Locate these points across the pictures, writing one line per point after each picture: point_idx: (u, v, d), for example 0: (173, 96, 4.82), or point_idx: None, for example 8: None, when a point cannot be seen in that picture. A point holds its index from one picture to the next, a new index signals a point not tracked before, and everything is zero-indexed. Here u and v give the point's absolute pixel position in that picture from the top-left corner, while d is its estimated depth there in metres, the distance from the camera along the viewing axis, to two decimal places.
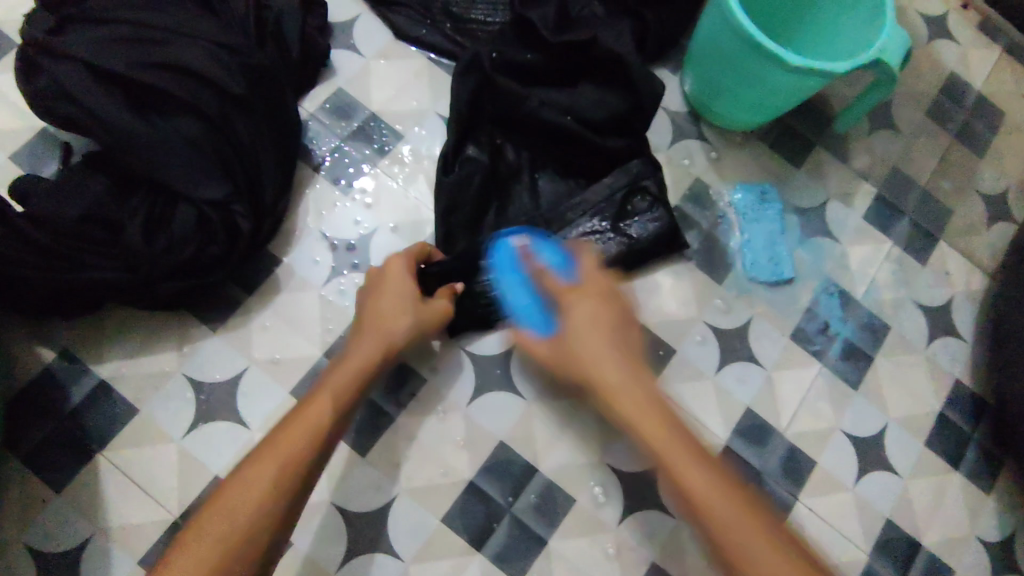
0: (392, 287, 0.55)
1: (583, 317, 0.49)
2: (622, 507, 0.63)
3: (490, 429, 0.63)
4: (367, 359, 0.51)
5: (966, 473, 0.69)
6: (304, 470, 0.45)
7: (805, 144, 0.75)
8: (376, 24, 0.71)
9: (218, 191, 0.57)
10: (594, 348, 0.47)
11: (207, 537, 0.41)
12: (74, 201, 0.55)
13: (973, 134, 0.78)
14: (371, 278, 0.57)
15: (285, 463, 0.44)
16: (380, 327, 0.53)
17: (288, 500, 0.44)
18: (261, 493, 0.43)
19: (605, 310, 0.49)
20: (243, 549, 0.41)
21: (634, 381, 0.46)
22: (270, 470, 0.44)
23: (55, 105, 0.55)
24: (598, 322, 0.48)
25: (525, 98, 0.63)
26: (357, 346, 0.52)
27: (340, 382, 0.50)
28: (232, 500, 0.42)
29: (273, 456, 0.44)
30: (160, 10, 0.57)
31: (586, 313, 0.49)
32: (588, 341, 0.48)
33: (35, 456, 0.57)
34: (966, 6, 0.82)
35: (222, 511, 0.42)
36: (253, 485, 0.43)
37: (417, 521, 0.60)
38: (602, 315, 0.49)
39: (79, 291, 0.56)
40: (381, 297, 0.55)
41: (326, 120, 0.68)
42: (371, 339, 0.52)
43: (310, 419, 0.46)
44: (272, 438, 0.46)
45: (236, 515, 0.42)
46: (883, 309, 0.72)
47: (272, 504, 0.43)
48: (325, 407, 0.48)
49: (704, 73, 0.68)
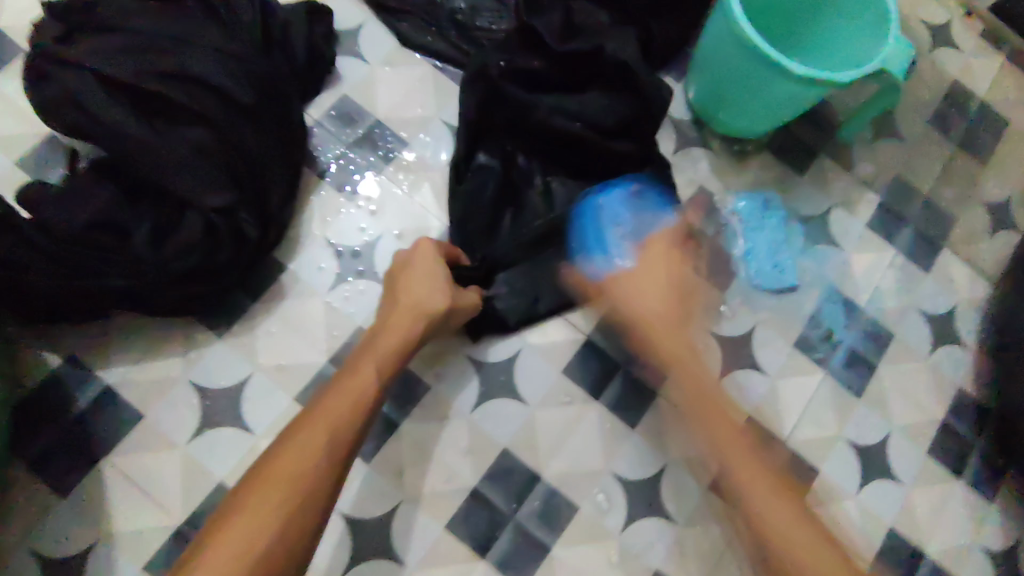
0: (420, 267, 0.57)
1: (654, 263, 0.57)
2: (625, 514, 0.63)
3: (494, 436, 0.63)
4: (402, 335, 0.54)
5: (969, 481, 0.69)
6: (350, 437, 0.48)
7: (809, 152, 0.75)
8: (381, 31, 0.72)
9: (225, 199, 0.57)
10: (650, 294, 0.57)
11: (268, 502, 0.43)
12: (82, 204, 0.54)
13: (977, 142, 0.79)
14: (398, 261, 0.59)
15: (334, 429, 0.47)
16: (412, 304, 0.55)
17: (338, 464, 0.47)
18: (316, 456, 0.46)
19: (671, 266, 0.57)
20: (302, 511, 0.44)
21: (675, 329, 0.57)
22: (322, 435, 0.47)
23: (64, 112, 0.55)
24: (663, 268, 0.57)
25: (536, 105, 0.63)
26: (388, 324, 0.55)
27: (376, 358, 0.52)
28: (289, 462, 0.45)
29: (322, 422, 0.47)
30: (169, 19, 0.57)
31: (662, 257, 0.57)
32: (645, 290, 0.57)
33: (40, 462, 0.58)
34: (970, 13, 0.82)
35: (281, 472, 0.45)
36: (308, 449, 0.46)
37: (421, 528, 0.60)
38: (674, 266, 0.58)
39: (85, 297, 0.56)
40: (411, 276, 0.56)
41: (332, 127, 0.68)
42: (404, 317, 0.55)
43: (354, 391, 0.50)
44: (319, 407, 0.48)
45: (295, 474, 0.45)
46: (886, 317, 0.72)
47: (324, 466, 0.46)
48: (368, 382, 0.51)
49: (708, 79, 0.68)
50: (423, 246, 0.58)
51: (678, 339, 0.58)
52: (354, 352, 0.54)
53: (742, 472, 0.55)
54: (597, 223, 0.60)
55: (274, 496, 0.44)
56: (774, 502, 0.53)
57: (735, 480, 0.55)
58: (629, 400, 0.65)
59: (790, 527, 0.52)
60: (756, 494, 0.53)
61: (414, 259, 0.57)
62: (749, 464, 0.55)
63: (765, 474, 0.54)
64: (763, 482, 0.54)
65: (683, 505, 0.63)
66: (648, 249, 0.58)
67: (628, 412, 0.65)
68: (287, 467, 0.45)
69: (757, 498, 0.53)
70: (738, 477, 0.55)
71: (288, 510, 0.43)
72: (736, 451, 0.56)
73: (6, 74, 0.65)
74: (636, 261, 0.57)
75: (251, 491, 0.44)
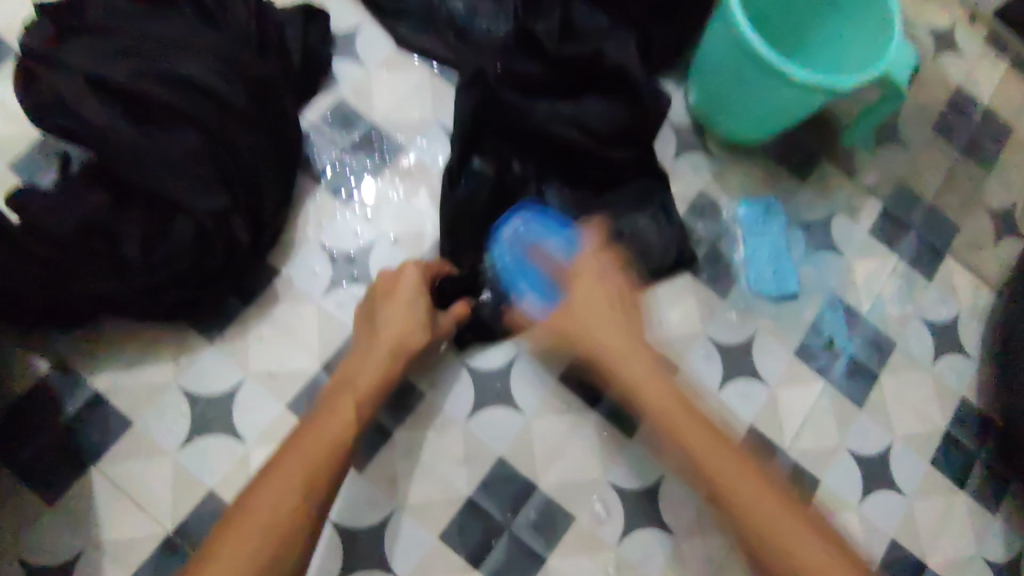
0: (403, 293, 0.57)
1: (588, 297, 0.56)
2: (623, 524, 0.62)
3: (489, 445, 0.62)
4: (385, 369, 0.54)
5: (973, 493, 0.68)
6: (328, 479, 0.47)
7: (810, 158, 0.74)
8: (378, 34, 0.71)
9: (216, 204, 0.56)
10: (604, 327, 0.55)
11: (246, 537, 0.43)
12: (70, 207, 0.53)
13: (980, 148, 0.78)
14: (381, 285, 0.58)
15: (312, 470, 0.46)
16: (393, 334, 0.55)
17: (315, 506, 0.46)
18: (291, 502, 0.45)
19: (610, 288, 0.57)
20: (283, 546, 0.43)
21: (634, 358, 0.55)
22: (297, 478, 0.46)
23: (52, 113, 0.54)
24: (606, 306, 0.56)
25: (533, 110, 0.63)
26: (370, 354, 0.55)
27: (357, 393, 0.52)
28: (260, 510, 0.44)
29: (297, 462, 0.46)
30: (163, 23, 0.57)
31: (588, 298, 0.56)
32: (599, 313, 0.55)
33: (28, 468, 0.57)
34: (974, 19, 0.81)
35: (254, 520, 0.44)
36: (281, 494, 0.45)
37: (415, 538, 0.59)
38: (602, 291, 0.56)
39: (76, 301, 0.56)
40: (394, 303, 0.56)
41: (327, 130, 0.68)
42: (384, 347, 0.55)
43: (333, 427, 0.49)
44: (295, 446, 0.48)
45: (268, 522, 0.44)
46: (888, 325, 0.71)
47: (300, 513, 0.45)
48: (349, 411, 0.50)
49: (707, 84, 0.67)
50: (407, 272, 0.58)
51: (622, 339, 0.55)
52: (335, 385, 0.54)
53: (677, 423, 0.53)
54: (521, 254, 0.61)
55: (252, 531, 0.43)
56: (744, 476, 0.50)
57: (696, 452, 0.51)
58: None
59: (759, 503, 0.49)
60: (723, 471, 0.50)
61: (396, 285, 0.57)
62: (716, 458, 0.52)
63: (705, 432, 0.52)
64: (702, 433, 0.52)
65: (681, 515, 0.62)
66: (575, 279, 0.57)
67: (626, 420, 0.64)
68: (265, 502, 0.44)
69: (723, 468, 0.51)
70: (726, 487, 0.50)
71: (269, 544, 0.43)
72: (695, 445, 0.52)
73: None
74: (575, 291, 0.57)
75: (221, 539, 0.43)
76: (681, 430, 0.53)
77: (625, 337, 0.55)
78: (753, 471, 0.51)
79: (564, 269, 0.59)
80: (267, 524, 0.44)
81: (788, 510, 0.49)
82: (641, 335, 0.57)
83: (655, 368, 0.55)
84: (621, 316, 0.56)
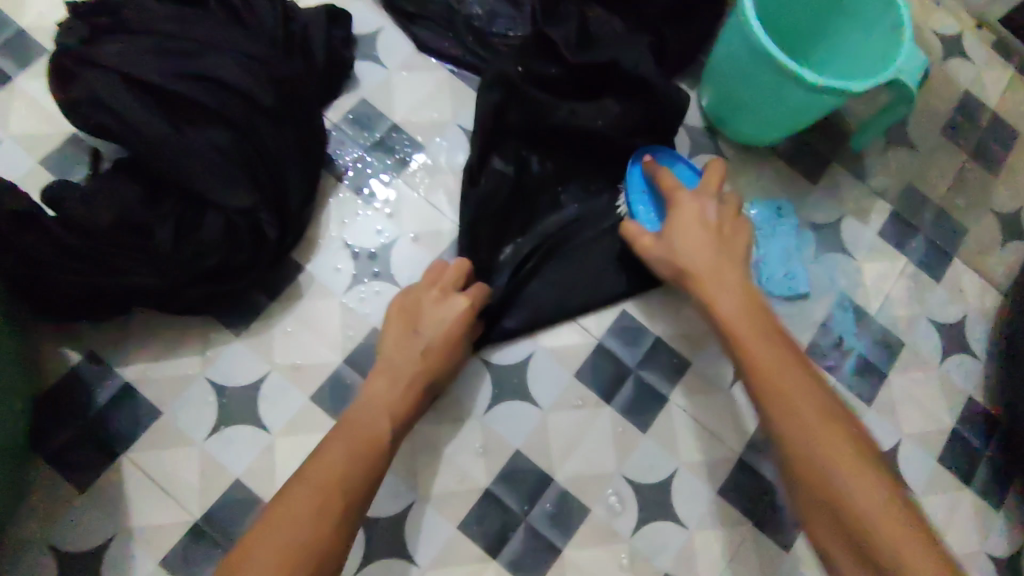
0: (448, 320, 0.58)
1: (691, 217, 0.59)
2: (637, 517, 0.63)
3: (508, 438, 0.64)
4: (417, 391, 0.55)
5: (979, 490, 0.69)
6: (362, 491, 0.48)
7: (821, 161, 0.75)
8: (399, 36, 0.73)
9: (245, 200, 0.58)
10: (689, 240, 0.58)
11: (279, 535, 0.44)
12: (104, 204, 0.54)
13: (987, 152, 0.79)
14: (427, 305, 0.58)
15: (350, 481, 0.48)
16: (434, 360, 0.56)
17: (349, 518, 0.47)
18: (332, 510, 0.46)
19: (705, 219, 0.58)
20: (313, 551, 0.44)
21: (722, 270, 0.56)
22: (336, 488, 0.47)
23: (87, 111, 0.56)
24: (694, 225, 0.58)
25: (557, 108, 0.65)
26: (405, 373, 0.55)
27: (391, 410, 0.53)
28: (302, 517, 0.45)
29: (337, 472, 0.48)
30: (196, 24, 0.59)
31: (692, 216, 0.59)
32: (689, 233, 0.58)
33: (60, 456, 0.58)
34: (981, 26, 0.83)
35: (285, 518, 0.45)
36: (323, 502, 0.46)
37: (433, 528, 0.61)
38: (704, 218, 0.59)
39: (111, 294, 0.57)
40: (439, 328, 0.57)
41: (349, 130, 0.69)
42: (423, 369, 0.56)
43: (368, 442, 0.50)
44: (334, 455, 0.49)
45: (299, 520, 0.45)
46: (897, 325, 0.72)
47: (330, 518, 0.46)
48: (381, 425, 0.52)
49: (721, 86, 0.68)
50: (459, 299, 0.58)
51: (733, 285, 0.56)
52: (366, 398, 0.54)
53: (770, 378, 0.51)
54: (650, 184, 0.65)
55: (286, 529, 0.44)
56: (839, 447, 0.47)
57: (789, 411, 0.49)
58: (641, 404, 0.66)
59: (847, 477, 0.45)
60: (826, 442, 0.47)
61: (445, 309, 0.58)
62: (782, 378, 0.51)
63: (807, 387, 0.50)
64: (814, 390, 0.50)
65: (693, 508, 0.64)
66: (682, 200, 0.60)
67: (639, 416, 0.66)
68: (299, 503, 0.46)
69: (832, 442, 0.47)
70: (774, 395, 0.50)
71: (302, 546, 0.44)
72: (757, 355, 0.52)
73: (28, 74, 0.66)
74: (677, 210, 0.59)
75: (261, 541, 0.44)
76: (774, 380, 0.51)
77: (727, 263, 0.57)
78: (862, 451, 0.47)
79: (664, 191, 0.62)
80: (300, 525, 0.44)
81: (887, 494, 0.45)
82: (734, 259, 0.57)
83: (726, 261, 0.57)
84: (715, 239, 0.58)
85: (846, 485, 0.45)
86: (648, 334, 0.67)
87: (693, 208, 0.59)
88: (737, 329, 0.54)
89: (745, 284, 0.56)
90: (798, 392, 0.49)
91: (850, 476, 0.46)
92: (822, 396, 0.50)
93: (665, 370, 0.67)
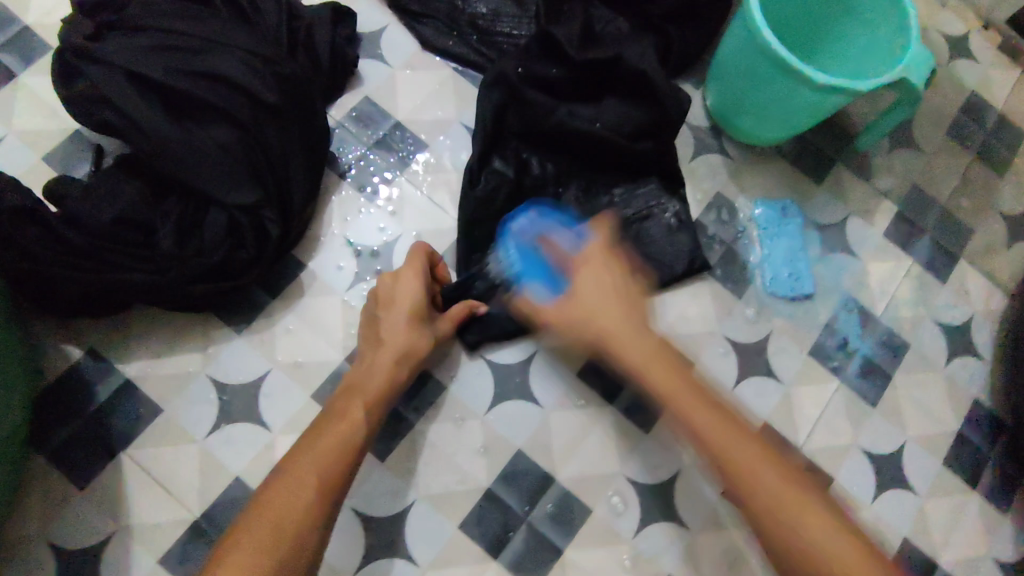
0: (405, 303, 0.58)
1: (594, 283, 0.52)
2: (639, 518, 0.63)
3: (509, 437, 0.63)
4: (390, 375, 0.55)
5: (984, 493, 0.69)
6: (340, 478, 0.49)
7: (826, 162, 0.75)
8: (404, 34, 0.72)
9: (249, 197, 0.58)
10: (609, 305, 0.50)
11: (259, 537, 0.44)
12: (109, 201, 0.56)
13: (993, 153, 0.79)
14: (380, 289, 0.59)
15: (326, 468, 0.48)
16: (397, 341, 0.57)
17: (328, 505, 0.47)
18: (307, 498, 0.46)
19: (615, 276, 0.52)
20: (295, 550, 0.44)
21: (632, 331, 0.49)
22: (312, 478, 0.47)
23: (91, 107, 0.56)
24: (601, 276, 0.52)
25: (556, 109, 0.64)
26: (373, 363, 0.56)
27: (365, 397, 0.54)
28: (276, 509, 0.45)
29: (312, 463, 0.48)
30: (200, 22, 0.58)
31: (589, 285, 0.52)
32: (598, 295, 0.51)
33: (60, 453, 0.58)
34: (987, 26, 0.82)
35: (265, 521, 0.45)
36: (293, 505, 0.46)
37: (434, 528, 0.60)
38: (606, 275, 0.52)
39: (110, 292, 0.56)
40: (395, 311, 0.58)
41: (353, 128, 0.69)
42: (390, 353, 0.56)
43: (344, 431, 0.51)
44: (310, 451, 0.49)
45: (278, 521, 0.45)
46: (902, 327, 0.72)
47: (310, 517, 0.46)
48: (357, 417, 0.52)
49: (726, 85, 0.68)
50: (411, 279, 0.59)
51: (638, 339, 0.49)
52: (341, 392, 0.55)
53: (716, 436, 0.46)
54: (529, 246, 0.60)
55: (266, 532, 0.44)
56: (777, 480, 0.45)
57: (727, 453, 0.46)
58: (643, 404, 0.65)
59: (800, 513, 0.43)
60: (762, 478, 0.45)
61: (398, 291, 0.58)
62: (712, 423, 0.47)
63: (738, 430, 0.47)
64: (735, 433, 0.46)
65: (695, 510, 0.63)
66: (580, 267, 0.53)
67: (641, 416, 0.65)
68: (277, 504, 0.46)
69: (759, 473, 0.45)
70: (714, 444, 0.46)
71: (282, 548, 0.44)
72: (686, 405, 0.47)
73: (34, 70, 0.66)
74: (582, 276, 0.52)
75: (238, 536, 0.44)
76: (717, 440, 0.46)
77: (632, 319, 0.50)
78: (788, 476, 0.45)
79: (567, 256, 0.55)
80: (279, 527, 0.45)
81: (842, 531, 0.43)
82: (643, 314, 0.51)
83: (635, 321, 0.50)
84: (619, 299, 0.51)
85: (800, 520, 0.43)
86: (651, 334, 0.67)
87: (594, 278, 0.52)
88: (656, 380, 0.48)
89: (653, 341, 0.50)
90: (729, 444, 0.46)
91: (808, 524, 0.43)
92: (737, 425, 0.47)
93: (668, 370, 0.67)
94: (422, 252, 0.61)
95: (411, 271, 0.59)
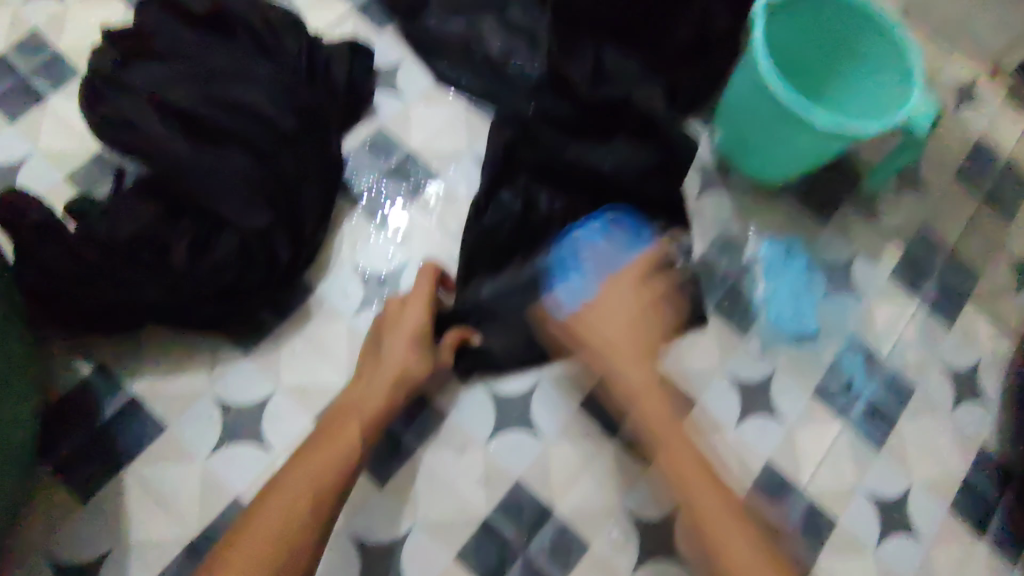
0: (410, 324, 0.59)
1: (616, 301, 0.57)
2: (638, 554, 0.62)
3: (509, 468, 0.63)
4: (389, 393, 0.56)
5: (992, 543, 0.67)
6: (337, 493, 0.49)
7: (833, 203, 0.76)
8: (420, 68, 0.75)
9: (262, 221, 0.59)
10: (618, 314, 0.56)
11: (251, 551, 0.45)
12: (122, 219, 0.56)
13: (1002, 199, 0.79)
14: (389, 310, 0.60)
15: (319, 483, 0.49)
16: (396, 360, 0.57)
17: (323, 515, 0.48)
18: (299, 512, 0.47)
19: (639, 304, 0.57)
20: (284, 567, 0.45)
21: (627, 330, 0.56)
22: (305, 493, 0.48)
23: (115, 129, 0.57)
24: (631, 291, 0.57)
25: (566, 146, 0.65)
26: (373, 379, 0.57)
27: (361, 414, 0.54)
28: (274, 522, 0.46)
29: (309, 478, 0.49)
30: (223, 50, 0.61)
31: (618, 298, 0.57)
32: (613, 313, 0.56)
33: (65, 467, 0.59)
34: (996, 74, 0.83)
35: (258, 536, 0.46)
36: (287, 520, 0.47)
37: (429, 556, 0.60)
38: (630, 295, 0.57)
39: (124, 308, 0.58)
40: (400, 333, 0.58)
41: (366, 157, 0.71)
42: (389, 372, 0.57)
43: (341, 446, 0.51)
44: (305, 464, 0.50)
45: (270, 536, 0.46)
46: (908, 369, 0.71)
47: (303, 534, 0.47)
48: (354, 433, 0.52)
49: (733, 122, 0.69)
50: (418, 302, 0.60)
51: (629, 339, 0.56)
52: (341, 407, 0.56)
53: (664, 441, 0.54)
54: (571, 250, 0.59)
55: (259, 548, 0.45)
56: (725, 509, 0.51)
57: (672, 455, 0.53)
58: None
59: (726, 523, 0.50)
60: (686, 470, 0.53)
61: (405, 313, 0.59)
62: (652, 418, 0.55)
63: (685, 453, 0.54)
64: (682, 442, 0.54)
65: None
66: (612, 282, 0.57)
67: None
68: (270, 518, 0.46)
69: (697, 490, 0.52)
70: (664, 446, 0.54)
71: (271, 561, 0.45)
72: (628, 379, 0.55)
73: (64, 93, 0.69)
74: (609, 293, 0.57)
75: (231, 547, 0.45)
76: (667, 443, 0.54)
77: (629, 331, 0.56)
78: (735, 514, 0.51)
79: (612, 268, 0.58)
80: (271, 541, 0.45)
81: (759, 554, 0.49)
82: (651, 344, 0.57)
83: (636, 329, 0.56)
84: (635, 313, 0.57)
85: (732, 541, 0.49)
86: None
87: (624, 292, 0.57)
88: (626, 355, 0.56)
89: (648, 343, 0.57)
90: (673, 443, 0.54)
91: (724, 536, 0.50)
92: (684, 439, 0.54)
93: None
94: (429, 273, 0.61)
95: (419, 294, 0.60)
